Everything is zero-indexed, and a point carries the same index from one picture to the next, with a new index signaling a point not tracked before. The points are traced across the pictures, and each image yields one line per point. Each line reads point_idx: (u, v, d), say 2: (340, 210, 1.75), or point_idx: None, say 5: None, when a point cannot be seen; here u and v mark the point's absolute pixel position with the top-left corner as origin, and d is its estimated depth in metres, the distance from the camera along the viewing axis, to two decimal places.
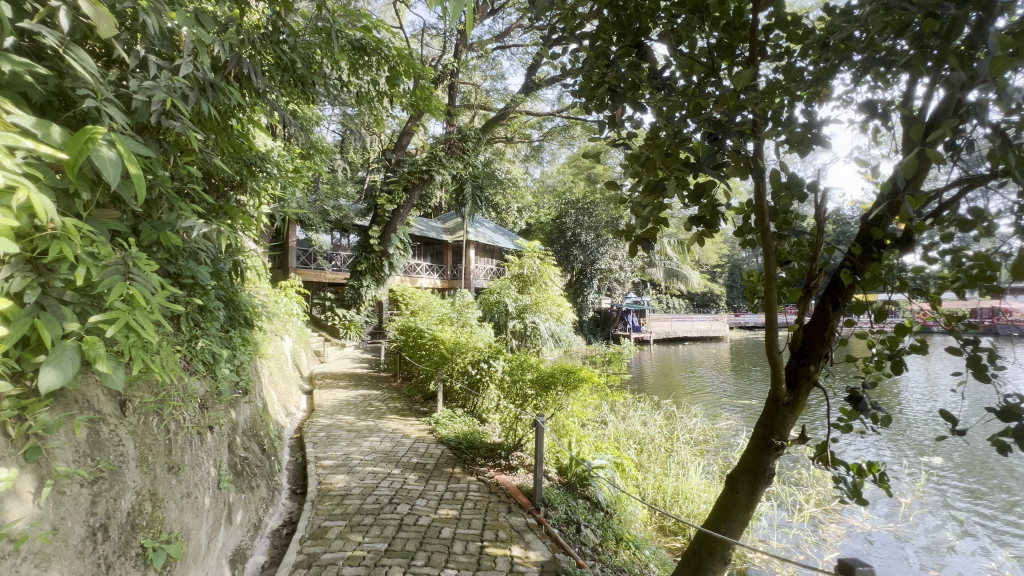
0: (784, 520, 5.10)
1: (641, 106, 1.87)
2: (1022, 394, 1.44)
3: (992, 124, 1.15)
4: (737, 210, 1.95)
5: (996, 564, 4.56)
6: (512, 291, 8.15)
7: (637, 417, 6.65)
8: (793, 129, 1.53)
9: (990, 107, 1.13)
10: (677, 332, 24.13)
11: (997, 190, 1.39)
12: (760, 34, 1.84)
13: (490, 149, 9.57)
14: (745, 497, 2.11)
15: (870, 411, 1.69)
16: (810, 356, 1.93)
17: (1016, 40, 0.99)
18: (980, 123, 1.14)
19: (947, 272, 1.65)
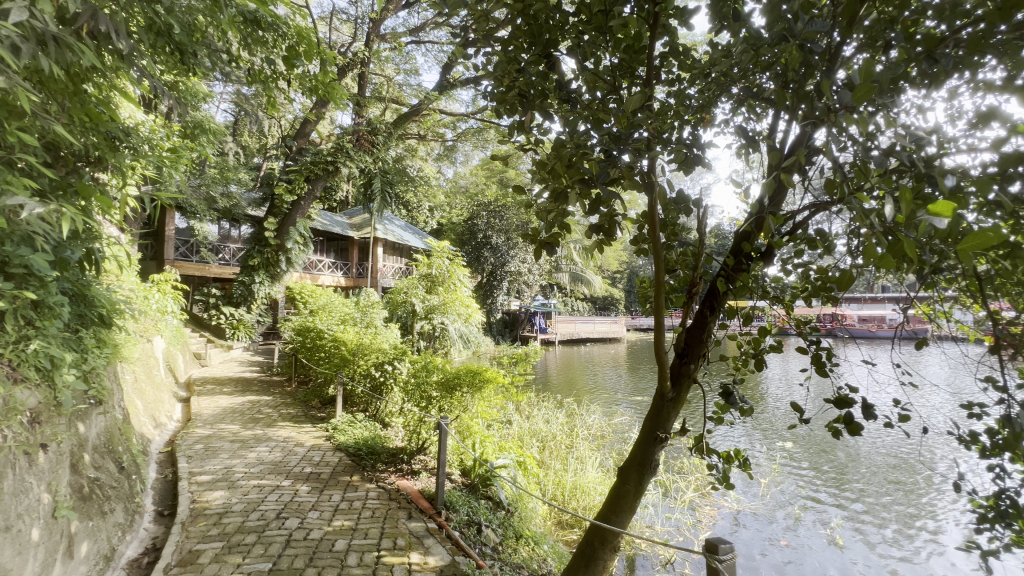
0: (668, 506, 5.58)
1: (549, 114, 1.94)
2: (850, 386, 1.72)
3: (833, 158, 1.35)
4: (633, 220, 2.09)
5: (830, 529, 5.40)
6: (420, 291, 7.95)
7: (541, 416, 6.87)
8: (680, 149, 1.68)
9: (830, 145, 1.33)
10: (579, 333, 25.39)
11: (837, 214, 1.65)
12: (657, 60, 1.99)
13: (403, 146, 9.30)
14: (633, 487, 2.27)
15: (738, 404, 1.89)
16: (691, 355, 2.13)
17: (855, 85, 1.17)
18: (823, 157, 1.34)
19: (798, 282, 1.92)
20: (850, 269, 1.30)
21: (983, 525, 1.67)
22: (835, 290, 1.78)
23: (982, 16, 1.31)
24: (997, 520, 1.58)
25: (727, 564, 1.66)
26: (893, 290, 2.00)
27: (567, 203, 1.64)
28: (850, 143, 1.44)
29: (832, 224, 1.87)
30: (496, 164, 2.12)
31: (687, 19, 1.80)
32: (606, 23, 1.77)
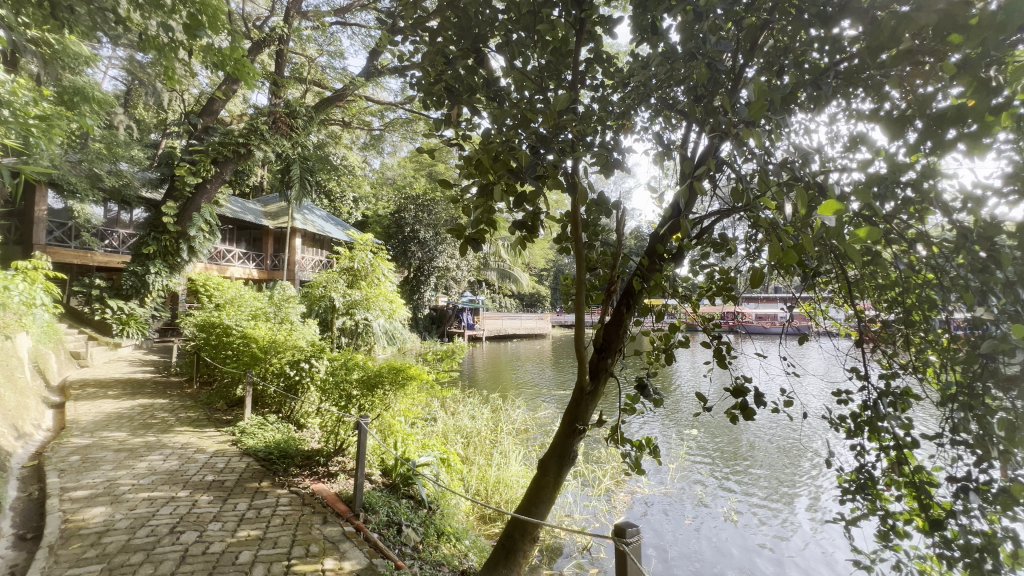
0: (586, 494, 5.83)
1: (476, 110, 1.92)
2: (745, 376, 1.89)
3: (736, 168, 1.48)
4: (557, 219, 2.14)
5: (727, 507, 5.95)
6: (341, 285, 7.59)
7: (466, 412, 6.87)
8: (602, 152, 1.74)
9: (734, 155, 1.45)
10: (507, 329, 25.69)
11: (738, 220, 1.80)
12: (583, 65, 2.05)
13: (326, 132, 8.80)
14: (553, 478, 2.33)
15: (650, 396, 2.02)
16: (609, 350, 2.23)
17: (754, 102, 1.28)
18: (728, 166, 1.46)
19: (704, 282, 2.08)
20: (757, 269, 1.44)
21: (846, 496, 1.92)
22: (737, 289, 1.95)
23: (855, 52, 1.49)
24: (858, 491, 1.83)
25: (634, 546, 1.76)
26: (783, 291, 2.24)
27: (493, 199, 1.65)
28: (749, 156, 1.59)
29: (734, 229, 2.05)
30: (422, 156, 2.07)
31: (610, 28, 1.87)
32: (534, 24, 1.79)
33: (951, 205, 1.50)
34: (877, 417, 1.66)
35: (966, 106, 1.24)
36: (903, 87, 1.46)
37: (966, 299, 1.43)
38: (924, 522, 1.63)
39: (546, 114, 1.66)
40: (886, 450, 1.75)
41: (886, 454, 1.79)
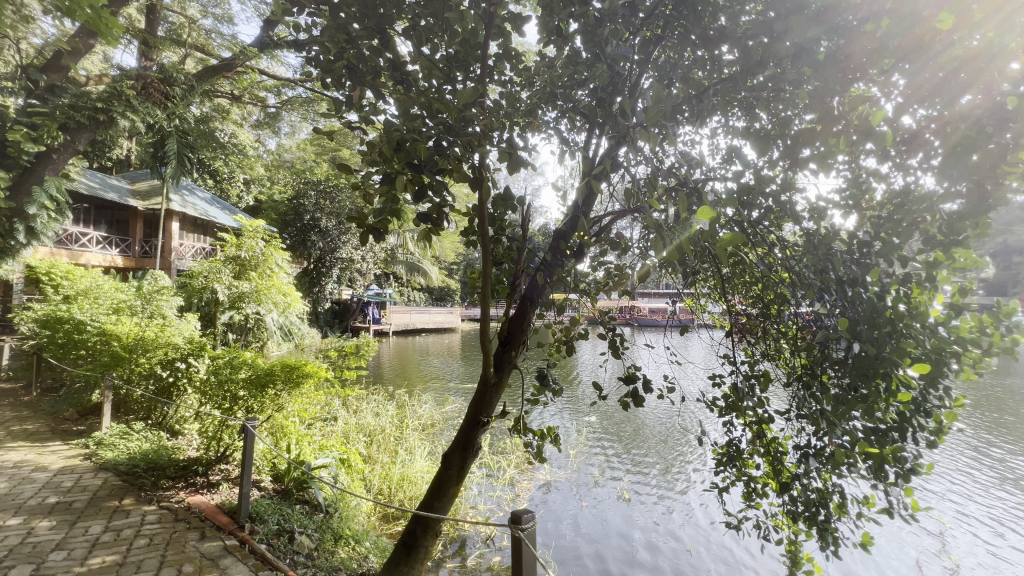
0: (491, 485, 5.93)
1: (382, 94, 1.83)
2: (635, 365, 2.04)
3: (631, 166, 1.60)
4: (463, 212, 2.13)
5: (619, 486, 6.43)
6: (225, 276, 6.81)
7: (370, 410, 6.61)
8: (508, 148, 1.76)
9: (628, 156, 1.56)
10: (415, 324, 25.09)
11: (631, 221, 1.95)
12: (492, 61, 2.05)
13: (210, 105, 7.83)
14: (456, 471, 2.34)
15: (551, 386, 2.09)
16: (512, 342, 2.28)
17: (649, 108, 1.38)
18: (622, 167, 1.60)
19: (602, 277, 2.21)
20: (645, 265, 1.66)
21: (718, 468, 2.17)
22: (628, 285, 2.11)
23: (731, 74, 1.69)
24: (727, 463, 2.08)
25: (529, 531, 1.83)
26: (669, 287, 2.46)
27: (397, 189, 1.59)
28: (644, 162, 1.73)
29: (630, 228, 2.20)
30: (320, 138, 1.94)
31: (519, 26, 1.90)
32: (442, 11, 1.75)
33: (801, 215, 1.76)
34: (742, 396, 1.89)
35: (815, 129, 1.52)
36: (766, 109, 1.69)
37: (810, 294, 1.69)
38: (775, 485, 1.90)
39: (454, 105, 1.63)
40: (748, 425, 2.01)
41: (749, 429, 2.05)
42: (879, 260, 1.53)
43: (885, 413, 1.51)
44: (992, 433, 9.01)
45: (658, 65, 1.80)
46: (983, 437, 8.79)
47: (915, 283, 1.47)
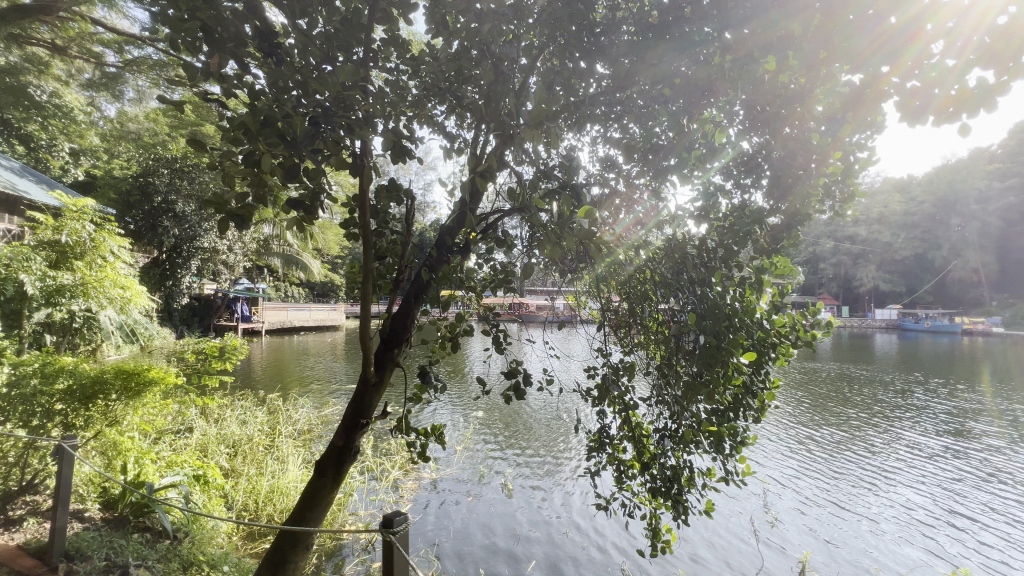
0: (374, 489, 5.71)
1: (247, 66, 1.62)
2: (518, 359, 2.09)
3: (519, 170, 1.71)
4: (342, 202, 1.99)
5: (505, 479, 6.62)
6: (35, 265, 5.51)
7: (235, 418, 5.92)
8: (391, 135, 1.66)
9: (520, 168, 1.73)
10: (293, 321, 23.11)
11: (517, 219, 2.00)
12: (377, 46, 1.92)
13: (19, 55, 6.29)
14: (331, 478, 2.19)
15: (434, 383, 2.05)
16: (395, 340, 2.18)
17: (534, 105, 1.42)
18: (518, 174, 1.73)
19: (488, 276, 2.24)
20: (531, 260, 1.75)
21: (592, 453, 2.32)
22: (512, 284, 2.18)
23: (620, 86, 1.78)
24: (599, 448, 2.25)
25: (400, 534, 1.79)
26: (554, 284, 2.57)
27: (260, 169, 1.42)
28: (529, 162, 1.79)
29: (517, 227, 2.24)
30: (166, 107, 1.66)
31: (406, 13, 1.81)
32: None
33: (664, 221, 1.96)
34: (611, 385, 2.05)
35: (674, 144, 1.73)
36: (644, 122, 1.82)
37: (668, 292, 1.90)
38: (640, 464, 2.10)
39: (329, 82, 1.50)
40: (618, 412, 2.19)
41: (617, 415, 2.22)
42: (723, 263, 1.78)
43: (725, 396, 1.78)
44: (800, 408, 11.03)
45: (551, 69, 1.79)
46: (794, 412, 10.72)
47: (748, 286, 1.75)
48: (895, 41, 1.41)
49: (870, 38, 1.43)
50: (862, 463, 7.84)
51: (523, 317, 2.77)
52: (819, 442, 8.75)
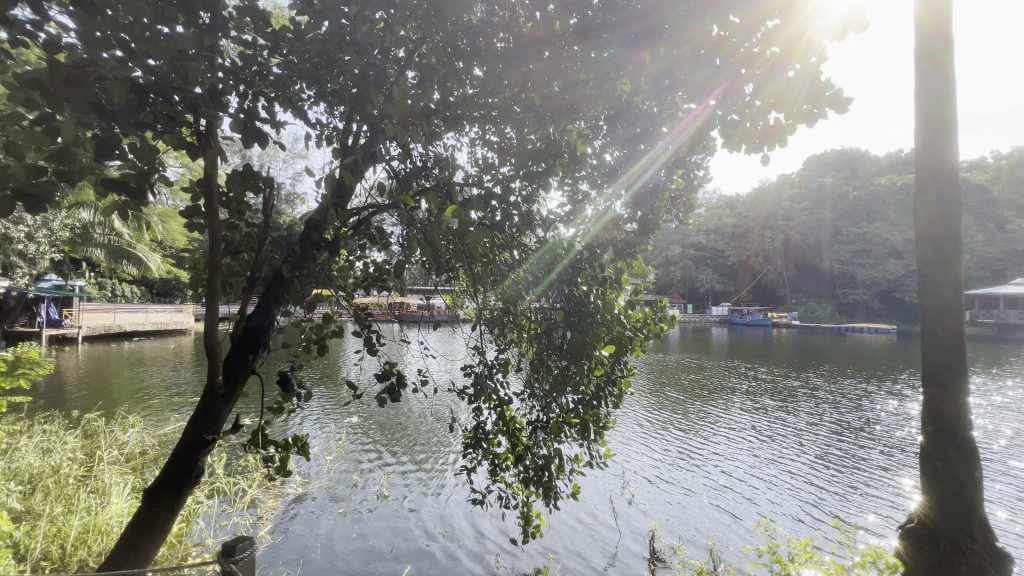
0: (226, 512, 5.11)
1: (44, 11, 1.29)
2: (392, 360, 2.00)
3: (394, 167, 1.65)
4: (182, 188, 1.71)
5: (379, 485, 6.42)
6: None
7: (31, 446, 4.77)
8: (244, 115, 1.47)
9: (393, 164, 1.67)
10: (122, 324, 19.44)
11: (390, 216, 1.92)
12: (228, 12, 1.67)
13: None
14: (164, 507, 1.87)
15: (297, 391, 1.86)
16: (250, 345, 1.93)
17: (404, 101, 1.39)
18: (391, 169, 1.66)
19: (360, 275, 2.13)
20: (403, 258, 1.67)
21: (468, 451, 2.31)
22: (385, 282, 2.08)
23: (501, 90, 1.78)
24: (474, 445, 2.24)
25: (245, 560, 1.66)
26: (434, 284, 2.51)
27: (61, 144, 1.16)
28: (403, 158, 1.72)
29: (390, 224, 2.14)
30: None
31: None
32: None
33: (539, 223, 2.03)
34: (486, 382, 2.07)
35: (542, 150, 1.78)
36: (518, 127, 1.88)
37: (540, 292, 1.98)
38: (513, 457, 2.16)
39: (159, 46, 1.27)
40: (493, 410, 2.22)
41: (493, 412, 2.23)
42: (587, 265, 1.92)
43: (588, 387, 1.96)
44: (651, 394, 12.49)
45: (427, 66, 1.75)
46: (647, 398, 12.10)
47: (609, 285, 1.93)
48: (733, 83, 1.72)
49: (715, 76, 1.70)
50: (696, 439, 9.15)
51: (402, 318, 2.67)
52: (664, 424, 9.99)
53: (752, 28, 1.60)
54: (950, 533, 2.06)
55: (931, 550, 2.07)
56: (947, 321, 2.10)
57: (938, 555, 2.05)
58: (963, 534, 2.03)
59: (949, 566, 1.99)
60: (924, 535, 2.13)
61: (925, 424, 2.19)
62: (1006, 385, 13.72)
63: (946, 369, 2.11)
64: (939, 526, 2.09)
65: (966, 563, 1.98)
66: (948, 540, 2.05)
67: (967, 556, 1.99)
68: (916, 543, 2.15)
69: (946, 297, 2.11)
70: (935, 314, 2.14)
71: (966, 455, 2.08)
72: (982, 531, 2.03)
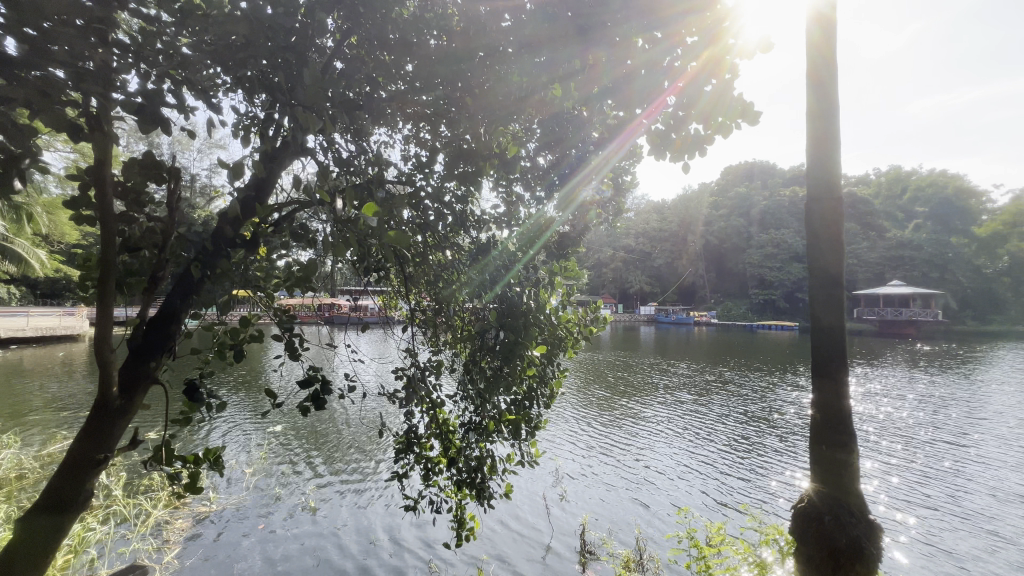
0: (125, 539, 4.63)
1: None
2: (317, 365, 1.88)
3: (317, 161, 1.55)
4: (68, 177, 1.50)
5: (305, 497, 6.12)
6: None
7: None
8: (142, 97, 1.32)
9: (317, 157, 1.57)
10: None
11: (315, 213, 1.81)
12: None
13: None
14: (43, 541, 1.63)
15: (207, 401, 1.69)
16: (152, 352, 1.73)
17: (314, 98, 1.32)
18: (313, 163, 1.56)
19: (283, 275, 1.99)
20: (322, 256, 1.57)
21: (400, 457, 2.23)
22: (310, 283, 1.96)
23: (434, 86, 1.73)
24: (406, 450, 2.18)
25: None
26: (366, 286, 2.42)
27: None
28: (331, 149, 1.63)
29: (315, 220, 2.02)
30: None
31: None
32: None
33: (474, 224, 2.02)
34: (418, 385, 2.01)
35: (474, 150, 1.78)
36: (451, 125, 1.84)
37: (472, 292, 1.93)
38: (446, 460, 2.12)
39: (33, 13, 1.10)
40: (425, 413, 2.16)
41: (426, 415, 2.17)
42: (521, 266, 1.93)
43: (521, 387, 1.99)
44: (583, 393, 12.89)
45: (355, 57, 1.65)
46: (579, 397, 12.48)
47: (541, 285, 2.01)
48: (652, 94, 1.82)
49: (636, 87, 1.80)
50: (625, 434, 9.59)
51: (330, 322, 2.54)
52: (595, 421, 10.38)
53: (667, 45, 1.71)
54: (833, 508, 2.09)
55: (817, 524, 2.09)
56: (831, 315, 2.16)
57: (822, 528, 2.08)
58: (844, 509, 2.08)
59: (833, 537, 2.03)
60: (808, 511, 2.15)
61: (815, 411, 2.25)
62: (885, 374, 15.69)
63: (832, 360, 2.17)
64: (823, 502, 2.12)
65: (847, 534, 2.03)
66: (830, 514, 2.08)
67: (847, 527, 2.04)
68: (803, 518, 2.16)
69: (835, 291, 2.17)
70: (824, 307, 2.20)
71: (847, 438, 2.14)
72: (858, 504, 2.09)
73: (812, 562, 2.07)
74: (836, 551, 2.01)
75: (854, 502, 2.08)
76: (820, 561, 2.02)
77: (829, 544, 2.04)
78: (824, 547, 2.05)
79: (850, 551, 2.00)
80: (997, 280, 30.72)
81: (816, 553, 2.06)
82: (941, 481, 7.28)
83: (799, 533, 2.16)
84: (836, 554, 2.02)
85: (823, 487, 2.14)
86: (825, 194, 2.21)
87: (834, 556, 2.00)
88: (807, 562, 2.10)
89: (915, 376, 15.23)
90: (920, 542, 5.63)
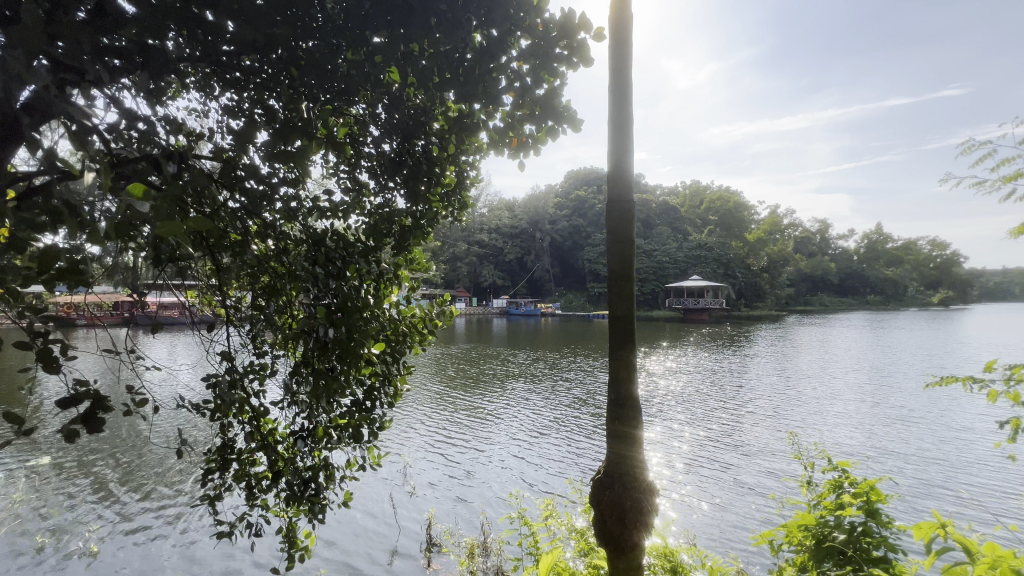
0: None
1: None
2: (86, 380, 1.48)
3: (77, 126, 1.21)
4: None
5: (83, 543, 5.02)
6: None
7: None
8: None
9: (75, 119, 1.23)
10: None
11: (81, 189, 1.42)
12: None
13: None
14: None
15: None
16: None
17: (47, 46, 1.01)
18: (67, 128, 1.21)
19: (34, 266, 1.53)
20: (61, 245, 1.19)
21: (208, 477, 1.89)
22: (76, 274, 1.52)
23: (251, 52, 1.51)
24: (219, 468, 1.86)
25: None
26: (172, 282, 2.03)
27: None
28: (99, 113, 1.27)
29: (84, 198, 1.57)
30: None
31: None
32: None
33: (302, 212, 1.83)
34: (231, 393, 1.73)
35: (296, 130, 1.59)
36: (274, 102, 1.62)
37: (299, 286, 1.74)
38: (270, 474, 1.87)
39: None
40: (244, 423, 1.89)
41: (244, 425, 1.90)
42: (356, 259, 1.82)
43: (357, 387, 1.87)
44: (437, 389, 12.92)
45: None
46: (433, 393, 12.46)
47: (383, 278, 1.95)
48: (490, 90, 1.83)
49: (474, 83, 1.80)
50: (474, 426, 9.88)
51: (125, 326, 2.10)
52: (446, 417, 10.48)
53: (503, 45, 1.74)
54: (621, 476, 2.40)
55: (608, 492, 2.38)
56: (622, 308, 2.45)
57: (612, 496, 2.37)
58: (629, 474, 2.40)
59: (620, 501, 2.35)
60: (602, 482, 2.42)
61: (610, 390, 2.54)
62: (687, 354, 18.90)
63: (623, 347, 2.45)
64: (613, 470, 2.42)
65: (631, 496, 2.36)
66: (619, 482, 2.38)
67: (631, 491, 2.36)
68: (597, 489, 2.43)
69: (625, 285, 2.45)
70: (617, 299, 2.47)
71: (632, 414, 2.46)
72: (640, 470, 2.43)
73: (604, 524, 2.38)
74: (624, 511, 2.34)
75: (637, 469, 2.40)
76: (612, 523, 2.34)
77: (618, 507, 2.36)
78: (614, 512, 2.36)
79: (632, 509, 2.34)
80: (759, 275, 39.32)
81: (607, 516, 2.37)
82: (721, 439, 9.05)
83: (597, 503, 2.42)
84: (624, 516, 2.34)
85: (615, 460, 2.42)
86: (623, 201, 2.46)
87: (621, 516, 2.34)
88: (602, 525, 2.39)
89: (709, 354, 18.63)
90: (703, 490, 6.93)
